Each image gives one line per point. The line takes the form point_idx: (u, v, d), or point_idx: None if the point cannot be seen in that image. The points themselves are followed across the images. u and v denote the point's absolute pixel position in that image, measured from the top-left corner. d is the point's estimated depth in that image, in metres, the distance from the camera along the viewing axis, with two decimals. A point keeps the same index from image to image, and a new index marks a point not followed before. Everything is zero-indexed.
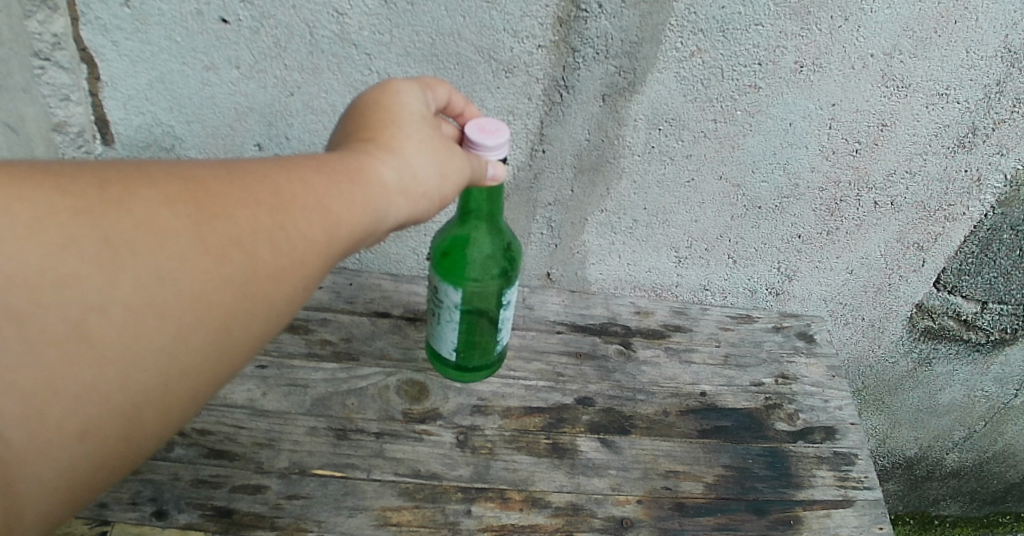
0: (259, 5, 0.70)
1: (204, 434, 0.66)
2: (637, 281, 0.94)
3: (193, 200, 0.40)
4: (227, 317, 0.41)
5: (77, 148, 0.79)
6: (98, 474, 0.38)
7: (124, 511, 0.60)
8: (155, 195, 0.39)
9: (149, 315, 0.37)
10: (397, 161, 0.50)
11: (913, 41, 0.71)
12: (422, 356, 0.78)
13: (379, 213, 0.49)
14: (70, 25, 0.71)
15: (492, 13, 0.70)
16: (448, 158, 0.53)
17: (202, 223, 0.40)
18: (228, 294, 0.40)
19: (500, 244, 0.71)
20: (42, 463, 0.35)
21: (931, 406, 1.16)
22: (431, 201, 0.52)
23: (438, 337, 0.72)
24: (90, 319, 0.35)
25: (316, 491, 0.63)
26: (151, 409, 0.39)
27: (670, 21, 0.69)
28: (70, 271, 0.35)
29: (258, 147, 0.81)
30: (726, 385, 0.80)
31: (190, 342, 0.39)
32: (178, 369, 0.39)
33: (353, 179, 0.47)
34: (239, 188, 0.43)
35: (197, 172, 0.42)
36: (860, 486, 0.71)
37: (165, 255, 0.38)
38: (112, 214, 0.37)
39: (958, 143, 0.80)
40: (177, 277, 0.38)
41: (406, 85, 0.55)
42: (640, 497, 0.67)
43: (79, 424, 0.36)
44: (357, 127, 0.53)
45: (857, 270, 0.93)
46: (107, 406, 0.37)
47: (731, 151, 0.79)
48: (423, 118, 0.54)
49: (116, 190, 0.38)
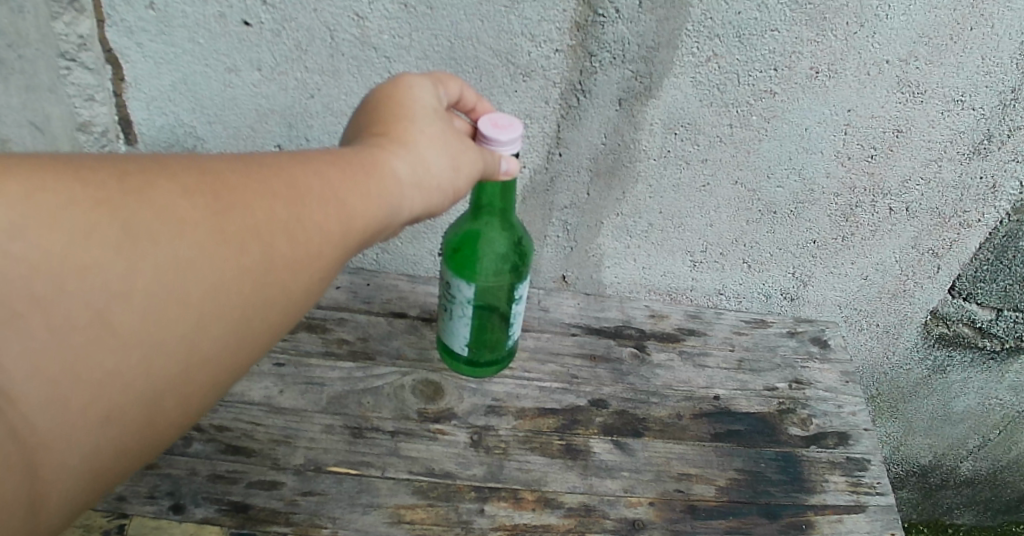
0: (281, 8, 0.71)
1: (221, 430, 0.67)
2: (652, 284, 0.94)
3: (212, 191, 0.41)
4: (245, 307, 0.42)
5: (100, 148, 0.81)
6: (121, 459, 0.39)
7: (143, 504, 0.61)
8: (175, 186, 0.40)
9: (170, 304, 0.38)
10: (410, 155, 0.51)
11: (929, 48, 0.71)
12: (437, 354, 0.78)
13: (392, 207, 0.50)
14: (95, 26, 0.72)
15: (509, 18, 0.70)
16: (460, 151, 0.54)
17: (220, 215, 0.41)
18: (246, 283, 0.41)
19: (512, 240, 0.72)
20: (68, 447, 0.36)
21: (946, 413, 1.15)
22: (444, 194, 0.53)
23: (450, 333, 0.73)
24: (113, 305, 0.36)
25: (331, 488, 0.64)
26: (172, 395, 0.39)
27: (687, 26, 0.70)
28: (93, 258, 0.36)
29: (278, 149, 0.82)
30: (740, 389, 0.80)
31: (210, 330, 0.40)
32: (198, 357, 0.40)
33: (367, 174, 0.48)
34: (255, 180, 0.44)
35: (213, 164, 0.43)
36: (872, 492, 0.71)
37: (186, 244, 0.39)
38: (132, 204, 0.38)
39: (973, 150, 0.80)
40: (197, 266, 0.39)
41: (418, 80, 0.56)
42: (652, 500, 0.67)
43: (103, 407, 0.36)
44: (369, 122, 0.53)
45: (872, 276, 0.93)
46: (130, 391, 0.37)
47: (746, 156, 0.79)
48: (434, 113, 0.54)
49: (136, 181, 0.39)
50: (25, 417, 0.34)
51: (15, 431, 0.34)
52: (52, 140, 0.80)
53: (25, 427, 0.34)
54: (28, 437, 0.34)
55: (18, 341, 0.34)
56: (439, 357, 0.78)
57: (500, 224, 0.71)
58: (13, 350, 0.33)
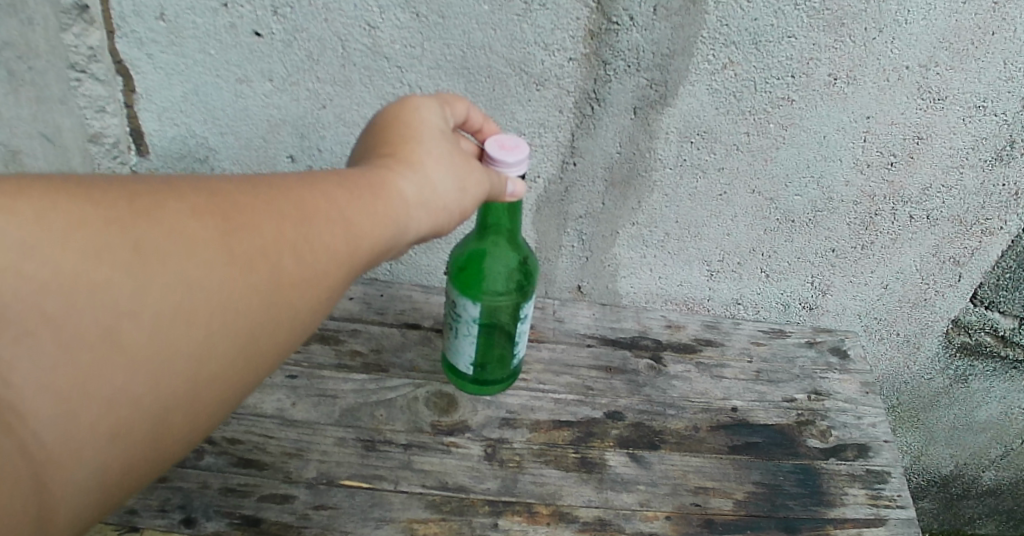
0: (293, 19, 0.71)
1: (233, 443, 0.66)
2: (668, 294, 0.93)
3: (220, 212, 0.41)
4: (252, 326, 0.41)
5: (112, 159, 0.81)
6: (127, 478, 0.38)
7: (154, 518, 0.60)
8: (184, 206, 0.39)
9: (177, 322, 0.37)
10: (417, 176, 0.51)
11: (950, 53, 0.70)
12: (443, 371, 0.77)
13: (399, 226, 0.49)
14: (105, 38, 0.72)
15: (523, 26, 0.70)
16: (466, 171, 0.53)
17: (229, 234, 0.40)
18: (254, 301, 0.41)
19: (517, 259, 0.71)
20: (77, 463, 0.35)
21: (967, 423, 1.13)
22: (450, 213, 0.52)
23: (455, 351, 0.72)
24: (121, 324, 0.36)
25: (344, 502, 0.63)
26: (180, 413, 0.38)
27: (703, 34, 0.69)
28: (103, 277, 0.35)
29: (291, 159, 0.81)
30: (758, 400, 0.79)
31: (217, 348, 0.39)
32: (206, 376, 0.39)
33: (374, 193, 0.48)
34: (263, 201, 0.43)
35: (222, 185, 0.43)
36: (892, 505, 0.69)
37: (195, 264, 0.38)
38: (142, 223, 0.37)
39: (994, 157, 0.78)
40: (205, 286, 0.38)
41: (425, 100, 0.55)
42: (668, 513, 0.66)
43: (111, 425, 0.36)
44: (377, 143, 0.53)
45: (892, 285, 0.92)
46: (138, 410, 0.36)
47: (764, 164, 0.78)
48: (441, 133, 0.54)
49: (146, 201, 0.38)
50: (33, 433, 0.33)
51: (24, 447, 0.33)
52: (63, 151, 0.80)
53: (34, 443, 0.33)
54: (37, 452, 0.34)
55: (29, 357, 0.33)
56: (444, 372, 0.77)
57: (507, 244, 0.70)
58: (24, 367, 0.33)
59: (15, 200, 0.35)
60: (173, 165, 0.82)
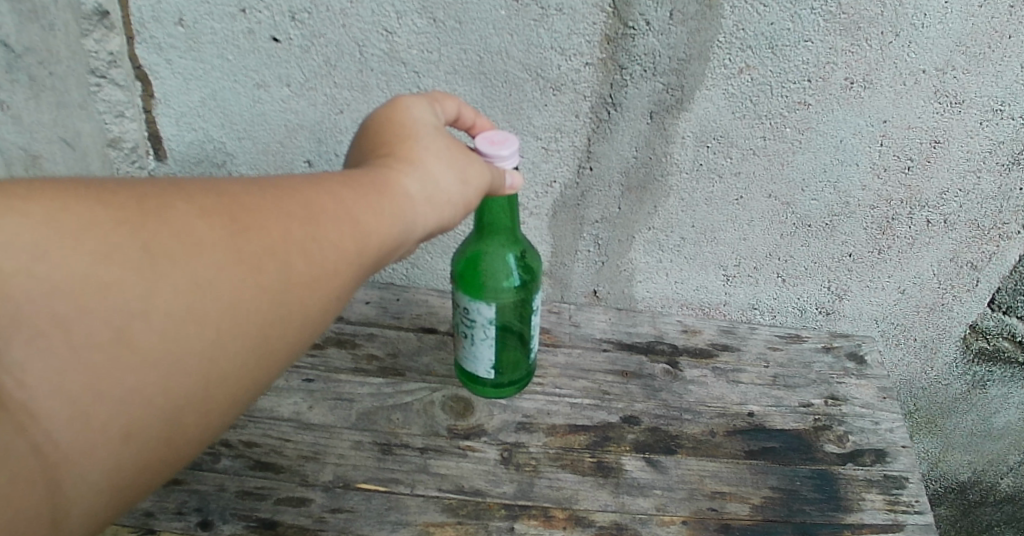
0: (310, 24, 0.71)
1: (250, 446, 0.67)
2: (684, 299, 0.93)
3: (227, 212, 0.41)
4: (262, 325, 0.41)
5: (130, 163, 0.82)
6: (139, 478, 0.38)
7: (171, 520, 0.61)
8: (191, 208, 0.40)
9: (188, 322, 0.38)
10: (420, 173, 0.51)
11: (967, 57, 0.70)
12: (460, 380, 0.76)
13: (407, 223, 0.49)
14: (125, 43, 0.73)
15: (539, 31, 0.70)
16: (466, 165, 0.53)
17: (237, 234, 0.40)
18: (264, 301, 0.41)
19: (518, 254, 0.70)
20: (89, 463, 0.35)
21: (986, 429, 1.12)
22: (454, 207, 0.53)
23: (473, 358, 0.71)
24: (132, 326, 0.36)
25: (360, 505, 0.63)
26: (192, 412, 0.39)
27: (718, 38, 0.69)
28: (113, 278, 0.36)
29: (308, 164, 0.81)
30: (774, 405, 0.79)
31: (228, 348, 0.40)
32: (218, 374, 0.39)
33: (380, 192, 0.48)
34: (269, 201, 0.43)
35: (229, 186, 0.43)
36: (910, 510, 0.68)
37: (203, 264, 0.38)
38: (151, 224, 0.38)
39: (1012, 161, 0.78)
40: (216, 286, 0.39)
41: (414, 100, 0.55)
42: (685, 518, 0.65)
43: (124, 425, 0.36)
44: (374, 144, 0.53)
45: (909, 290, 0.91)
46: (150, 410, 0.37)
47: (780, 168, 0.78)
48: (437, 131, 0.54)
49: (154, 203, 0.39)
50: (49, 433, 0.34)
51: (37, 447, 0.33)
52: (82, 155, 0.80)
53: (46, 443, 0.34)
54: (50, 452, 0.34)
55: (42, 359, 0.34)
56: (460, 381, 0.76)
57: (509, 241, 0.69)
58: (36, 368, 0.33)
59: (27, 205, 0.35)
60: (191, 169, 0.82)
